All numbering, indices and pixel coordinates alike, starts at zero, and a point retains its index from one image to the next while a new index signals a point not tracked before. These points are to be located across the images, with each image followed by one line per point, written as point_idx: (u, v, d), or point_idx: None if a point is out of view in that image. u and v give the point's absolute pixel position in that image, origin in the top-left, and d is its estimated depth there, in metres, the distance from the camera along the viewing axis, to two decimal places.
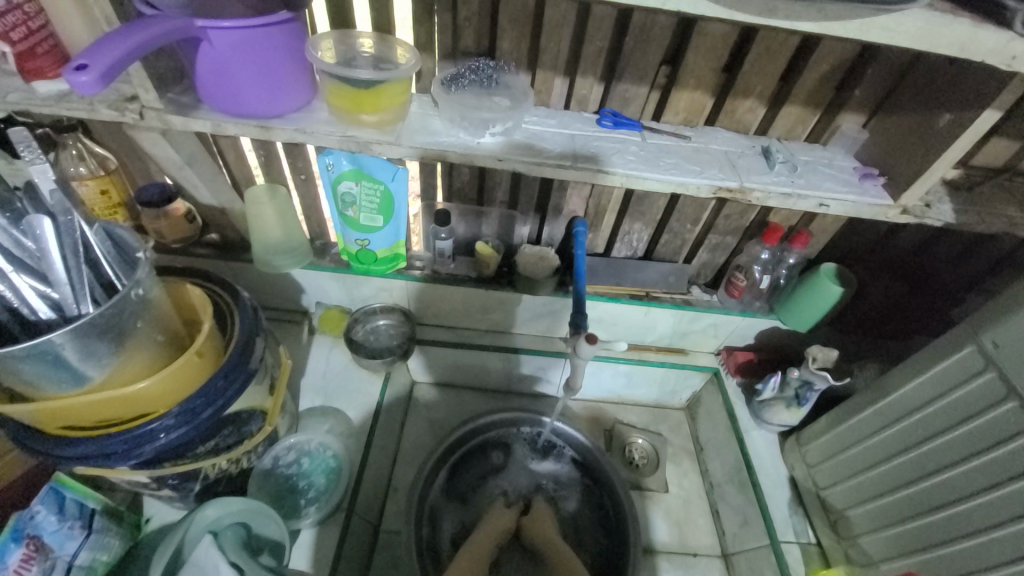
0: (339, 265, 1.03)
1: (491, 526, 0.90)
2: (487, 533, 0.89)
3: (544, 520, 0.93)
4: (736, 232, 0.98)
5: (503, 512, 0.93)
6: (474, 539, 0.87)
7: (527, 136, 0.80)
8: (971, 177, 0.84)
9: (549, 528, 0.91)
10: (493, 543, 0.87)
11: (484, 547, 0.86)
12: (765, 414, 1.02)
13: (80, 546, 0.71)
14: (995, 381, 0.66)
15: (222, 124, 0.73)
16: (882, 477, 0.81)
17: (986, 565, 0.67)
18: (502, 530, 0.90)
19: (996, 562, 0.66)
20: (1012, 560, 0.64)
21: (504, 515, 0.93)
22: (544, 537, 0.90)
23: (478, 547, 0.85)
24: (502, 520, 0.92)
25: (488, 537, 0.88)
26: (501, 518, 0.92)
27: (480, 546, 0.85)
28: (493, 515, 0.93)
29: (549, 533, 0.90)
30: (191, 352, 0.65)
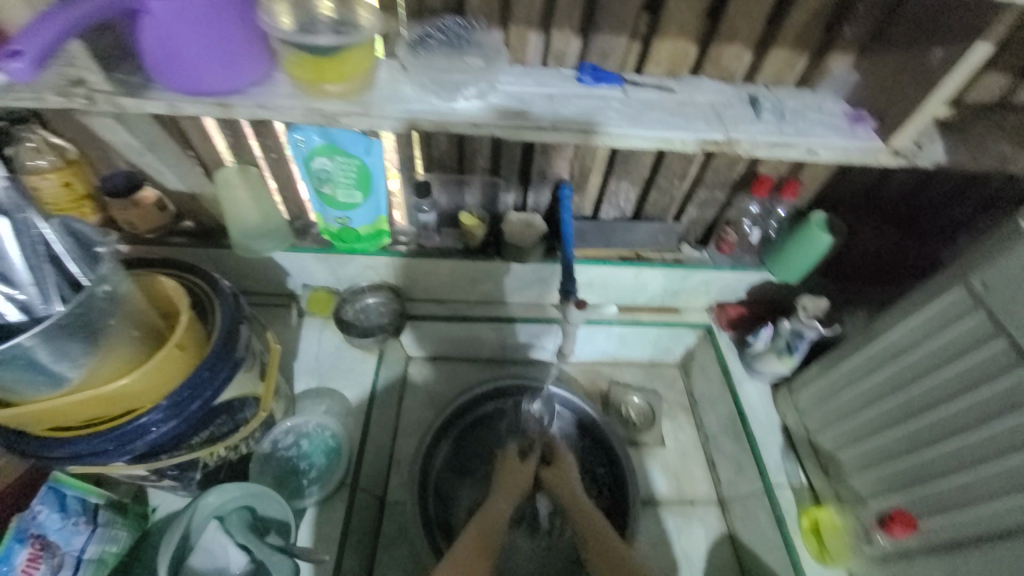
0: (322, 245, 1.00)
1: (509, 483, 0.88)
2: (506, 492, 0.86)
3: (567, 473, 0.91)
4: (725, 186, 0.96)
5: (521, 467, 0.91)
6: (493, 498, 0.84)
7: (504, 99, 0.76)
8: (964, 114, 0.82)
9: (567, 484, 0.89)
10: (511, 501, 0.85)
11: (504, 506, 0.83)
12: (757, 364, 1.04)
13: (88, 541, 0.72)
14: (984, 322, 0.66)
15: (178, 104, 0.69)
16: (872, 419, 0.84)
17: (973, 497, 0.69)
18: (522, 487, 0.88)
19: (983, 495, 0.68)
20: (997, 493, 0.66)
21: (522, 470, 0.91)
22: (562, 491, 0.89)
23: (496, 507, 0.82)
24: (519, 474, 0.89)
25: (506, 496, 0.85)
26: (523, 473, 0.90)
27: (497, 506, 0.82)
28: (509, 470, 0.90)
29: (568, 488, 0.89)
30: (170, 345, 0.63)
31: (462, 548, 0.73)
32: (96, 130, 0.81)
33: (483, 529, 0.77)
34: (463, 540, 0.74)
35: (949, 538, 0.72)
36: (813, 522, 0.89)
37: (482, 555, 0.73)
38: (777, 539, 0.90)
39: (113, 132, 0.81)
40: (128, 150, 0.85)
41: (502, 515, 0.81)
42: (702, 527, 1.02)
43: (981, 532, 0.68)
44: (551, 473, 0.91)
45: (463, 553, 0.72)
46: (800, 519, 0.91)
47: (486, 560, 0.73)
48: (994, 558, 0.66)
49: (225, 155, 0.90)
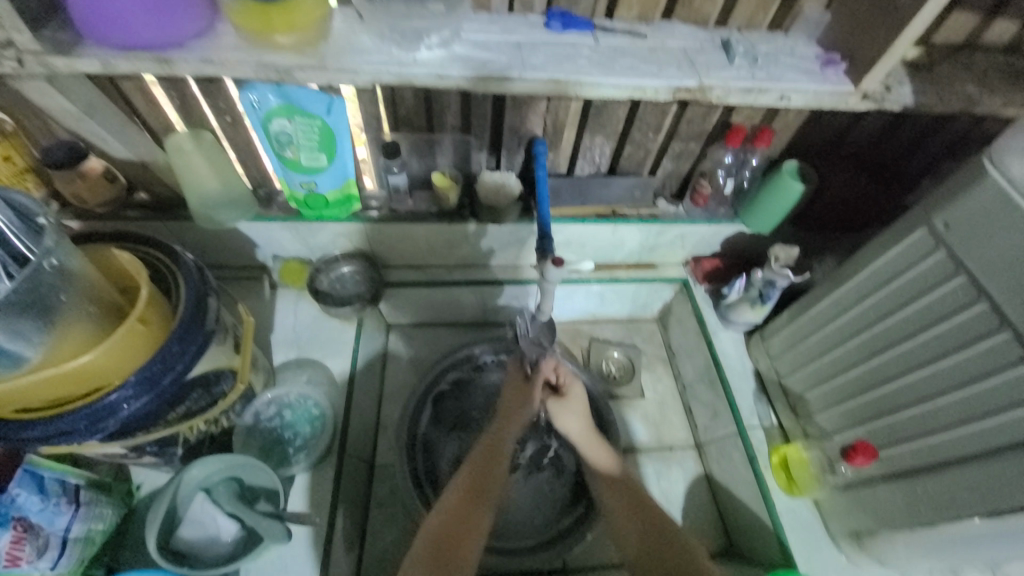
0: (289, 213, 0.96)
1: (511, 411, 0.85)
2: (507, 421, 0.85)
3: (575, 403, 0.88)
4: (699, 137, 0.94)
5: (523, 389, 0.87)
6: (494, 429, 0.84)
7: (469, 47, 0.73)
8: (932, 55, 0.82)
9: (573, 419, 0.87)
10: (514, 432, 0.84)
11: (507, 439, 0.83)
12: (731, 315, 1.07)
13: (73, 520, 0.72)
14: (944, 260, 0.69)
15: (112, 62, 0.65)
16: (838, 359, 0.88)
17: (934, 427, 0.73)
18: (525, 411, 0.85)
19: (943, 424, 0.71)
20: (957, 422, 0.70)
21: (526, 391, 0.87)
22: (566, 423, 0.87)
23: (495, 440, 0.83)
24: (522, 399, 0.86)
25: (508, 425, 0.84)
26: (527, 397, 0.86)
27: (498, 439, 0.83)
28: (511, 394, 0.87)
29: (574, 420, 0.87)
30: (132, 320, 0.61)
31: (455, 495, 0.76)
32: (27, 95, 0.74)
33: (481, 468, 0.79)
34: (455, 487, 0.77)
35: (907, 467, 0.76)
36: (782, 458, 0.95)
37: (475, 498, 0.76)
38: (749, 476, 0.96)
39: (47, 97, 0.75)
40: (66, 117, 0.78)
41: (503, 447, 0.82)
42: (680, 469, 1.07)
43: (939, 459, 0.72)
44: (557, 403, 0.88)
45: (454, 500, 0.75)
46: (771, 456, 0.96)
47: (479, 504, 0.76)
48: (949, 483, 0.70)
49: (174, 120, 0.84)
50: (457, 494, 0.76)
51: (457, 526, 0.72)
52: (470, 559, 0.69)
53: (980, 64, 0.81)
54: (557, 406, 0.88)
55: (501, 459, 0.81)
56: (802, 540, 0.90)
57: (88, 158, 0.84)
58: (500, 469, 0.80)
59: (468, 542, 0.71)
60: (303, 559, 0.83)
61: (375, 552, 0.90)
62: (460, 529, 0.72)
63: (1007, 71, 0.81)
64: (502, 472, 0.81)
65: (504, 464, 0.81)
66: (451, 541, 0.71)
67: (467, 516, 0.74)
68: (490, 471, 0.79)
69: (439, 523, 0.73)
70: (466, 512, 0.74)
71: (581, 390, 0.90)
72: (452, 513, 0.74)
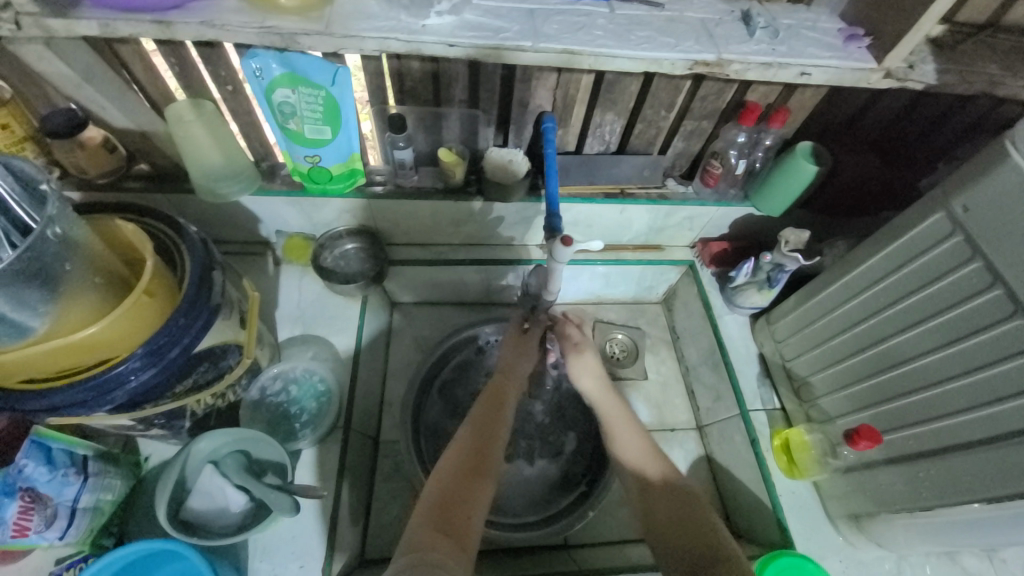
0: (292, 187, 0.94)
1: (511, 365, 0.86)
2: (507, 377, 0.84)
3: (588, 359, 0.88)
4: (712, 115, 0.92)
5: (523, 341, 0.89)
6: (495, 383, 0.83)
7: (479, 13, 0.74)
8: (956, 34, 0.78)
9: (587, 377, 0.87)
10: (515, 386, 0.84)
11: (508, 394, 0.82)
12: (736, 298, 1.07)
13: (81, 491, 0.72)
14: (961, 246, 0.68)
15: (112, 24, 0.67)
16: (846, 343, 0.87)
17: (942, 412, 0.72)
18: (525, 360, 0.87)
19: (951, 410, 0.71)
20: (965, 408, 0.69)
21: (525, 342, 0.89)
22: (579, 376, 0.88)
23: (496, 394, 0.81)
24: (522, 353, 0.88)
25: (509, 380, 0.84)
26: (527, 345, 0.89)
27: (497, 398, 0.80)
28: (511, 349, 0.88)
29: (589, 379, 0.87)
30: (138, 292, 0.60)
31: (455, 456, 0.71)
32: (23, 59, 0.72)
33: (483, 424, 0.76)
34: (453, 458, 0.71)
35: (910, 452, 0.77)
36: (784, 441, 0.96)
37: (479, 460, 0.71)
38: (750, 458, 0.96)
39: (44, 61, 0.72)
40: (63, 83, 0.76)
41: (505, 401, 0.80)
42: (680, 450, 1.08)
43: (944, 445, 0.72)
44: (575, 359, 0.88)
45: (455, 466, 0.70)
46: (773, 439, 0.97)
47: (479, 474, 0.70)
48: (953, 468, 0.70)
49: (174, 87, 0.82)
50: (458, 456, 0.71)
51: (458, 494, 0.67)
52: (473, 525, 0.64)
53: (1004, 44, 0.78)
54: (573, 359, 0.88)
55: (504, 412, 0.79)
56: (800, 521, 0.91)
57: (87, 128, 0.82)
58: (501, 424, 0.77)
59: (470, 507, 0.66)
60: (309, 532, 0.84)
61: (379, 526, 0.92)
62: (461, 494, 0.67)
63: None
64: (506, 426, 0.78)
65: (506, 416, 0.79)
66: (450, 504, 0.66)
67: (469, 481, 0.69)
68: (492, 428, 0.76)
69: (438, 490, 0.67)
70: (467, 475, 0.69)
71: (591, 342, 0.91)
72: (453, 475, 0.69)
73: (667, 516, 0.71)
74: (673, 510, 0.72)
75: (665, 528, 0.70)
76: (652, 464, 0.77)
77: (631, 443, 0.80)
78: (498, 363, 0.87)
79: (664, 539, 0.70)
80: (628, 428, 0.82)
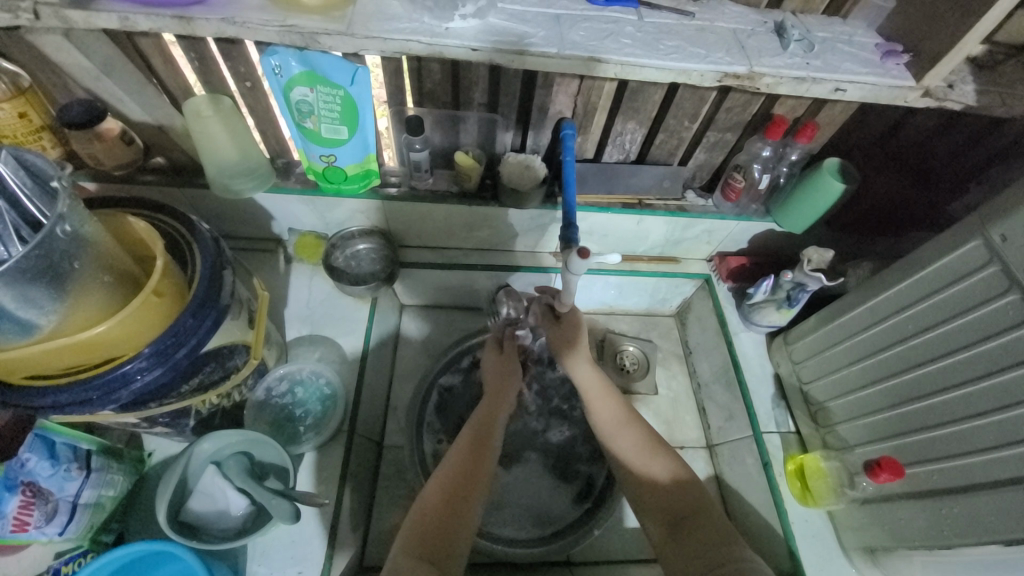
0: (307, 186, 0.93)
1: (499, 384, 0.85)
2: (496, 403, 0.82)
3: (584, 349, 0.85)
4: (737, 127, 0.89)
5: (500, 360, 0.90)
6: (488, 404, 0.82)
7: (503, 17, 0.72)
8: (995, 55, 0.74)
9: (583, 364, 0.84)
10: (506, 411, 0.82)
11: (497, 419, 0.80)
12: (754, 315, 1.04)
13: (83, 486, 0.72)
14: (997, 275, 0.64)
15: (131, 18, 0.67)
16: (868, 369, 0.84)
17: (970, 448, 0.69)
18: (511, 379, 0.86)
19: (980, 446, 0.67)
20: (997, 446, 0.66)
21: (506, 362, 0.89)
22: (574, 362, 0.85)
23: (484, 420, 0.79)
24: (506, 372, 0.87)
25: (498, 406, 0.82)
26: (508, 366, 0.89)
27: (488, 420, 0.79)
28: (495, 368, 0.88)
29: (584, 363, 0.85)
30: (146, 291, 0.60)
31: (439, 484, 0.70)
32: (43, 50, 0.72)
33: (471, 452, 0.73)
34: (436, 485, 0.70)
35: (933, 487, 0.73)
36: (798, 466, 0.93)
37: (465, 489, 0.70)
38: (762, 480, 0.94)
39: (64, 53, 0.72)
40: (82, 74, 0.76)
41: (493, 426, 0.78)
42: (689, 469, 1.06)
43: (969, 483, 0.69)
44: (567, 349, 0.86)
45: (439, 496, 0.68)
46: (787, 463, 0.95)
47: (464, 504, 0.68)
48: (979, 508, 0.67)
49: (193, 82, 0.81)
50: (440, 488, 0.69)
51: (437, 523, 0.65)
52: (458, 547, 0.64)
53: None
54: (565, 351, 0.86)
55: (496, 439, 0.77)
56: (812, 551, 0.88)
57: (104, 119, 0.80)
58: (491, 450, 0.75)
59: (455, 532, 0.65)
60: (311, 536, 0.83)
61: (379, 534, 0.90)
62: (444, 524, 0.66)
63: None
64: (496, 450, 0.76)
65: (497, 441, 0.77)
66: (436, 536, 0.64)
67: (452, 512, 0.67)
68: (479, 453, 0.74)
69: (421, 517, 0.66)
70: (453, 502, 0.68)
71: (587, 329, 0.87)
72: (433, 505, 0.68)
73: (644, 480, 0.75)
74: (651, 470, 0.75)
75: (637, 483, 0.75)
76: (625, 428, 0.80)
77: (605, 407, 0.82)
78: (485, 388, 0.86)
79: (644, 496, 0.74)
80: (623, 417, 0.81)
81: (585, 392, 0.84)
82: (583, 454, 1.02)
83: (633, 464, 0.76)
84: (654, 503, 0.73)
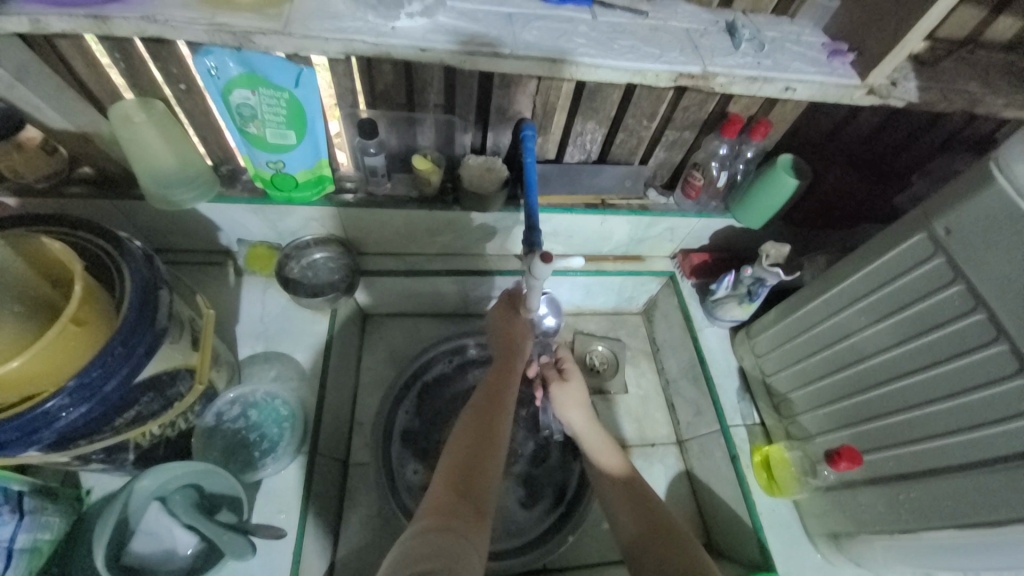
0: (254, 194, 0.87)
1: (510, 347, 0.84)
2: (510, 361, 0.82)
3: (575, 395, 0.88)
4: (694, 126, 0.89)
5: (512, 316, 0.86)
6: (499, 363, 0.82)
7: (453, 16, 0.70)
8: (935, 51, 0.77)
9: (574, 409, 0.87)
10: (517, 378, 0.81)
11: (511, 379, 0.80)
12: (717, 311, 1.05)
13: (16, 530, 0.66)
14: (943, 267, 0.67)
15: (42, 19, 0.61)
16: (823, 362, 0.87)
17: (922, 434, 0.72)
18: (519, 344, 0.85)
19: (934, 432, 0.70)
20: (949, 432, 0.68)
21: (516, 321, 0.86)
22: (565, 407, 0.87)
23: (500, 376, 0.80)
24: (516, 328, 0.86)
25: (512, 361, 0.82)
26: (516, 316, 0.86)
27: (503, 376, 0.80)
28: (505, 326, 0.86)
29: (575, 408, 0.87)
30: (65, 319, 0.54)
31: (468, 432, 0.71)
32: None
33: (491, 404, 0.74)
34: (462, 435, 0.70)
35: (890, 473, 0.76)
36: (764, 457, 0.95)
37: (490, 435, 0.70)
38: (731, 474, 0.95)
39: None
40: None
41: (508, 380, 0.79)
42: (661, 465, 1.06)
43: (924, 467, 0.72)
44: (560, 389, 0.89)
45: (469, 440, 0.69)
46: (753, 454, 0.97)
47: (491, 447, 0.69)
48: (933, 492, 0.70)
49: (121, 85, 0.75)
50: (470, 437, 0.70)
51: (470, 464, 0.66)
52: (487, 495, 0.64)
53: (983, 61, 0.77)
54: (558, 390, 0.89)
55: (510, 392, 0.78)
56: (781, 540, 0.90)
57: (25, 128, 0.75)
58: (506, 409, 0.75)
59: (484, 472, 0.66)
60: (276, 568, 0.78)
61: (347, 558, 0.86)
62: (476, 462, 0.66)
63: (1008, 70, 0.77)
64: (510, 405, 0.77)
65: (511, 397, 0.77)
66: (464, 487, 0.63)
67: (479, 455, 0.67)
68: (497, 413, 0.74)
69: (453, 462, 0.67)
70: (481, 444, 0.69)
71: (581, 380, 0.91)
72: (456, 467, 0.65)
73: (621, 488, 0.78)
74: (645, 503, 0.75)
75: (616, 495, 0.77)
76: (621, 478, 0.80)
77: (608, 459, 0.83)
78: (495, 348, 0.86)
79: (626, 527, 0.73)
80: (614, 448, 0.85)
81: (585, 446, 0.85)
82: (550, 461, 1.01)
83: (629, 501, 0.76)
84: (627, 512, 0.75)
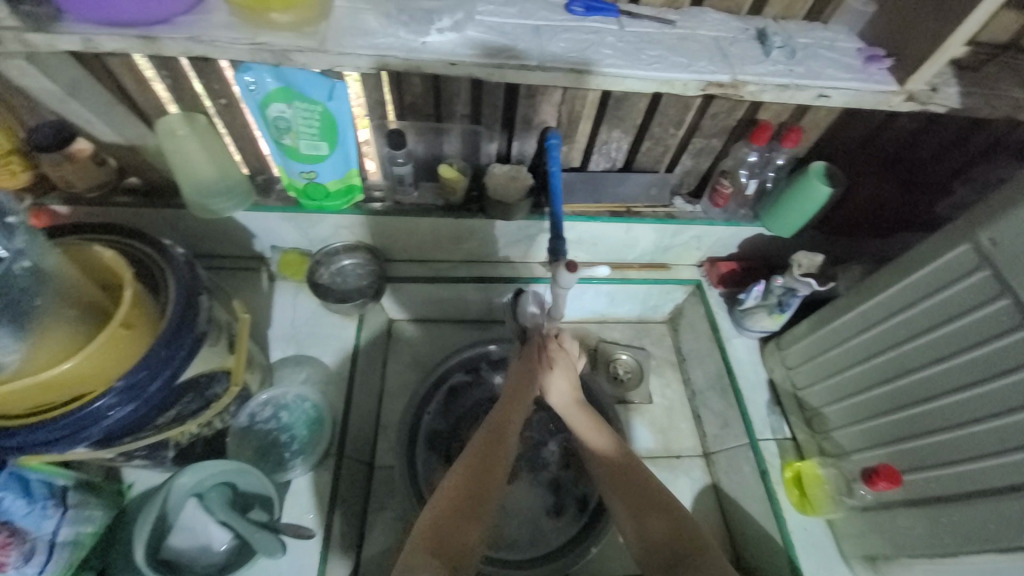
0: (287, 203, 0.91)
1: (521, 385, 0.79)
2: (513, 404, 0.77)
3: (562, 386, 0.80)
4: (722, 133, 0.88)
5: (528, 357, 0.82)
6: (501, 408, 0.77)
7: (481, 30, 0.71)
8: (979, 55, 0.74)
9: (556, 398, 0.80)
10: (524, 413, 0.77)
11: (512, 423, 0.75)
12: (746, 321, 1.02)
13: (61, 523, 0.71)
14: (989, 280, 0.64)
15: (95, 39, 0.64)
16: (859, 376, 0.84)
17: (966, 455, 0.68)
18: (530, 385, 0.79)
19: (980, 453, 0.67)
20: (995, 452, 0.65)
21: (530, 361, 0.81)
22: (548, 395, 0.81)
23: (501, 419, 0.75)
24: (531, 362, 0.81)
25: (516, 405, 0.77)
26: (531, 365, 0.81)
27: (504, 422, 0.75)
28: (521, 374, 0.81)
29: (560, 397, 0.80)
30: (115, 323, 0.57)
31: (453, 481, 0.68)
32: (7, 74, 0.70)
33: (484, 453, 0.71)
34: (448, 485, 0.68)
35: (930, 494, 0.73)
36: (795, 473, 0.92)
37: (478, 486, 0.67)
38: (760, 490, 0.93)
39: (28, 76, 0.70)
40: (48, 97, 0.73)
41: (508, 426, 0.75)
42: (687, 479, 1.04)
43: (967, 490, 0.68)
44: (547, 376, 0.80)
45: (453, 491, 0.67)
46: (784, 470, 0.93)
47: (479, 504, 0.66)
48: (977, 517, 0.66)
49: (166, 100, 0.79)
50: (454, 487, 0.67)
51: (450, 520, 0.64)
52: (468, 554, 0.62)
53: None
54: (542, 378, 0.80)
55: (509, 442, 0.73)
56: (813, 561, 0.87)
57: (75, 141, 0.80)
58: (502, 462, 0.71)
59: (467, 528, 0.64)
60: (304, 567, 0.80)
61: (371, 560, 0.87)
62: (458, 518, 0.64)
63: None
64: (508, 458, 0.72)
65: (511, 447, 0.73)
66: (443, 546, 0.61)
67: (463, 512, 0.65)
68: (489, 463, 0.70)
69: (435, 515, 0.65)
70: (466, 497, 0.66)
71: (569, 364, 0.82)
72: (444, 512, 0.65)
73: (616, 476, 0.73)
74: (653, 517, 0.69)
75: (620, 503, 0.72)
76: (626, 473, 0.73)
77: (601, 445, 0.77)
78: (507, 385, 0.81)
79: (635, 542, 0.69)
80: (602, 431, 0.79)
81: (577, 431, 0.80)
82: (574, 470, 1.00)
83: (635, 513, 0.70)
84: (633, 524, 0.70)
